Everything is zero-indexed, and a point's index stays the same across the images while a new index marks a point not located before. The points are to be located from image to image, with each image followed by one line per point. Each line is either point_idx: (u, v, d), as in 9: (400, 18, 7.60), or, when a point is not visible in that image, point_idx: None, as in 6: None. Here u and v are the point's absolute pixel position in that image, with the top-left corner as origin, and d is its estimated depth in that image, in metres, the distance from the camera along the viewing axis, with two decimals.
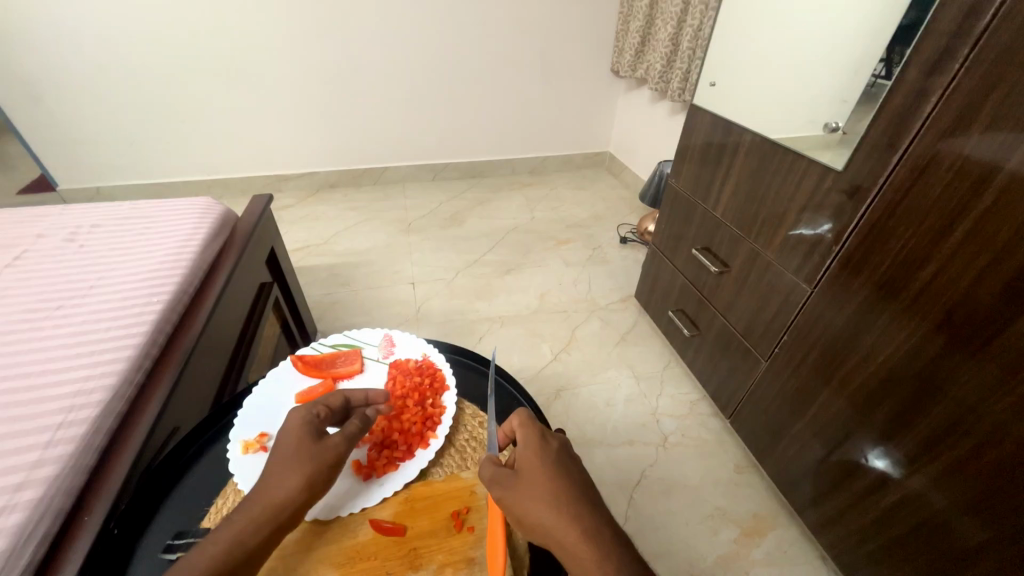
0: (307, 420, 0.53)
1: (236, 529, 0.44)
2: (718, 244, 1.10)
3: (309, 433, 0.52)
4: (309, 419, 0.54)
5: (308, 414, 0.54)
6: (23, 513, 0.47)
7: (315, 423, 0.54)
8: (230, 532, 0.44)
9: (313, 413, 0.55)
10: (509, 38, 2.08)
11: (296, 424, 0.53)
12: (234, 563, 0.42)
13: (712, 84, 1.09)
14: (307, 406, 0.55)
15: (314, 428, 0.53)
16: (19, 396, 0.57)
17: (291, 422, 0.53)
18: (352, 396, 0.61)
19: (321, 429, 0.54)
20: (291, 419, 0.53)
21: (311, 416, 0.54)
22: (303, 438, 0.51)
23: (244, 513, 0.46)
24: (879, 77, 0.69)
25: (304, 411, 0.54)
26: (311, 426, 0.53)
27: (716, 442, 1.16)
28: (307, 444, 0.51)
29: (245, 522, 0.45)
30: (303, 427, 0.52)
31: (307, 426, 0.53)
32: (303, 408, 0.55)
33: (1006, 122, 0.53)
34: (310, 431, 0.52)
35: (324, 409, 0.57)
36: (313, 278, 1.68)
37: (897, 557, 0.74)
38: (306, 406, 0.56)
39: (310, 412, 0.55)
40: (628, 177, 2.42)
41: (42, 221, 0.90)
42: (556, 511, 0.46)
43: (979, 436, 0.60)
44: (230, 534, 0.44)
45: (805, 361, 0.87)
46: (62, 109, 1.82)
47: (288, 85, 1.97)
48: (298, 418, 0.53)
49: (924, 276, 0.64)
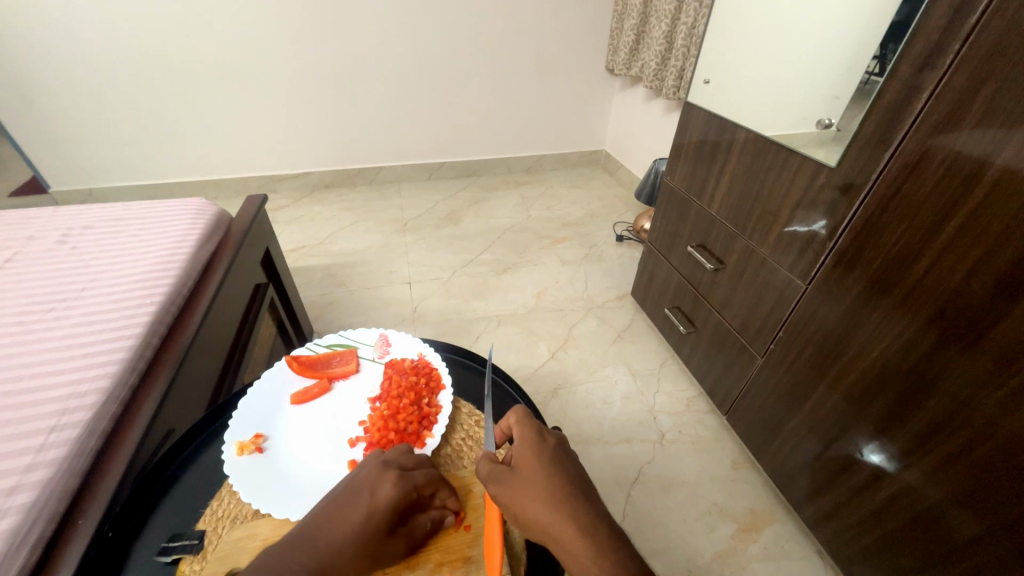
0: (394, 510, 0.47)
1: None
2: (713, 241, 1.10)
3: (387, 526, 0.47)
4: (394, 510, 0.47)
5: (399, 498, 0.48)
6: (16, 517, 0.47)
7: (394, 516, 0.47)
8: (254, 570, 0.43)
9: (404, 499, 0.49)
10: (504, 37, 2.07)
11: (383, 508, 0.47)
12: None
13: (706, 82, 1.09)
14: (402, 486, 0.49)
15: (391, 521, 0.47)
16: (13, 398, 0.56)
17: (378, 499, 0.48)
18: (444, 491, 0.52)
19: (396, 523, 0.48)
20: (379, 497, 0.48)
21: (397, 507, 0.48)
22: (378, 530, 0.46)
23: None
24: (872, 73, 0.69)
25: (397, 491, 0.49)
26: (391, 517, 0.47)
27: (713, 438, 1.17)
28: (373, 538, 0.45)
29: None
30: (385, 516, 0.47)
31: (390, 515, 0.47)
32: (397, 486, 0.49)
33: (997, 117, 0.54)
34: (388, 523, 0.47)
35: (412, 493, 0.50)
36: (309, 279, 1.68)
37: (892, 551, 0.75)
38: (402, 484, 0.49)
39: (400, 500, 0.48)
40: (624, 175, 2.43)
41: (35, 223, 0.89)
42: (555, 508, 0.46)
43: (972, 429, 0.60)
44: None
45: (800, 357, 0.87)
46: (53, 110, 1.80)
47: (283, 85, 1.97)
48: (385, 505, 0.47)
49: (917, 271, 0.65)
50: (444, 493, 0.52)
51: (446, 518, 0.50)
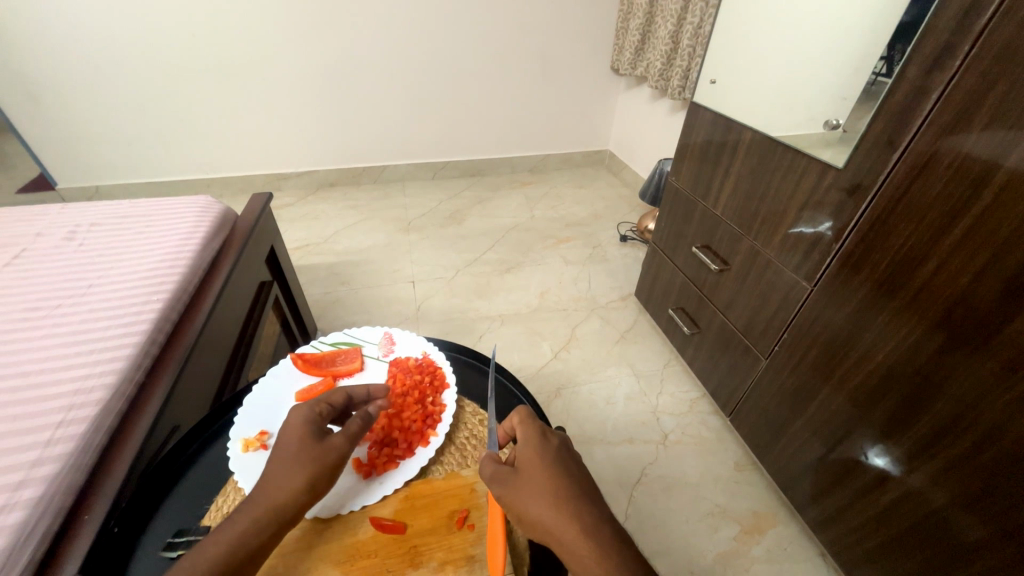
0: (310, 420, 0.53)
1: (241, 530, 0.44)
2: (718, 242, 1.09)
3: (311, 436, 0.52)
4: (311, 417, 0.53)
5: (310, 413, 0.54)
6: (23, 512, 0.47)
7: (316, 421, 0.53)
8: (235, 529, 0.44)
9: (315, 412, 0.54)
10: (509, 36, 2.07)
11: (299, 422, 0.52)
12: (236, 564, 0.42)
13: (712, 82, 1.08)
14: (307, 404, 0.55)
15: (315, 427, 0.53)
16: (19, 394, 0.57)
17: (292, 423, 0.52)
18: (354, 392, 0.59)
19: (322, 427, 0.53)
20: (290, 421, 0.53)
21: (313, 414, 0.54)
22: (306, 442, 0.51)
23: (246, 514, 0.45)
24: (880, 74, 0.69)
25: (304, 410, 0.54)
26: (312, 423, 0.53)
27: (716, 439, 1.16)
28: (308, 446, 0.50)
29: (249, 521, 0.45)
30: (306, 424, 0.52)
31: (308, 427, 0.52)
32: (305, 408, 0.54)
33: (1006, 119, 0.53)
34: (313, 433, 0.52)
35: (325, 404, 0.56)
36: (313, 277, 1.68)
37: (897, 555, 0.75)
38: (307, 404, 0.55)
39: (312, 410, 0.54)
40: (628, 176, 2.42)
41: (42, 221, 0.89)
42: (556, 509, 0.46)
43: (979, 433, 0.60)
44: (234, 532, 0.44)
45: (805, 359, 0.87)
46: (61, 108, 1.81)
47: (288, 83, 1.97)
48: (299, 417, 0.53)
49: (924, 273, 0.64)
50: (358, 395, 0.59)
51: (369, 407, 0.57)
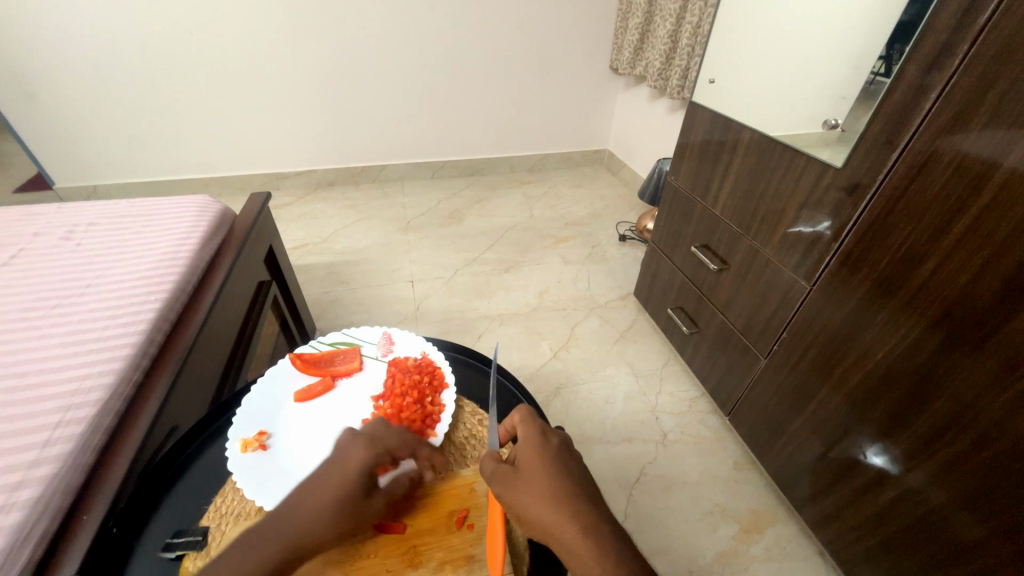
0: (368, 472, 0.48)
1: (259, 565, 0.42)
2: (717, 241, 1.09)
3: (363, 489, 0.48)
4: (370, 469, 0.49)
5: (371, 462, 0.49)
6: (22, 512, 0.47)
7: (372, 475, 0.49)
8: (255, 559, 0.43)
9: (377, 462, 0.50)
10: (507, 35, 2.07)
11: (356, 472, 0.48)
12: None
13: (711, 81, 1.08)
14: (375, 449, 0.50)
15: (369, 481, 0.48)
16: (18, 394, 0.56)
17: (350, 467, 0.48)
18: (420, 450, 0.55)
19: (374, 481, 0.49)
20: (352, 464, 0.49)
21: (373, 466, 0.49)
22: (357, 493, 0.47)
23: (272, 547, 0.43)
24: (879, 74, 0.69)
25: (369, 457, 0.49)
26: (366, 478, 0.48)
27: (715, 438, 1.17)
28: (354, 501, 0.47)
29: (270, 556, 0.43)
30: (360, 478, 0.48)
31: (365, 479, 0.48)
32: (369, 451, 0.50)
33: (1004, 120, 0.53)
34: (363, 486, 0.48)
35: (387, 454, 0.51)
36: (311, 276, 1.68)
37: (895, 553, 0.75)
38: (375, 447, 0.50)
39: (375, 461, 0.49)
40: (627, 175, 2.43)
41: (39, 220, 0.89)
42: (556, 508, 0.46)
43: (978, 432, 0.60)
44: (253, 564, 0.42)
45: (804, 358, 0.87)
46: (57, 107, 1.80)
47: (286, 83, 1.97)
48: (360, 465, 0.49)
49: (923, 272, 0.64)
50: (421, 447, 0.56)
51: (425, 474, 0.54)
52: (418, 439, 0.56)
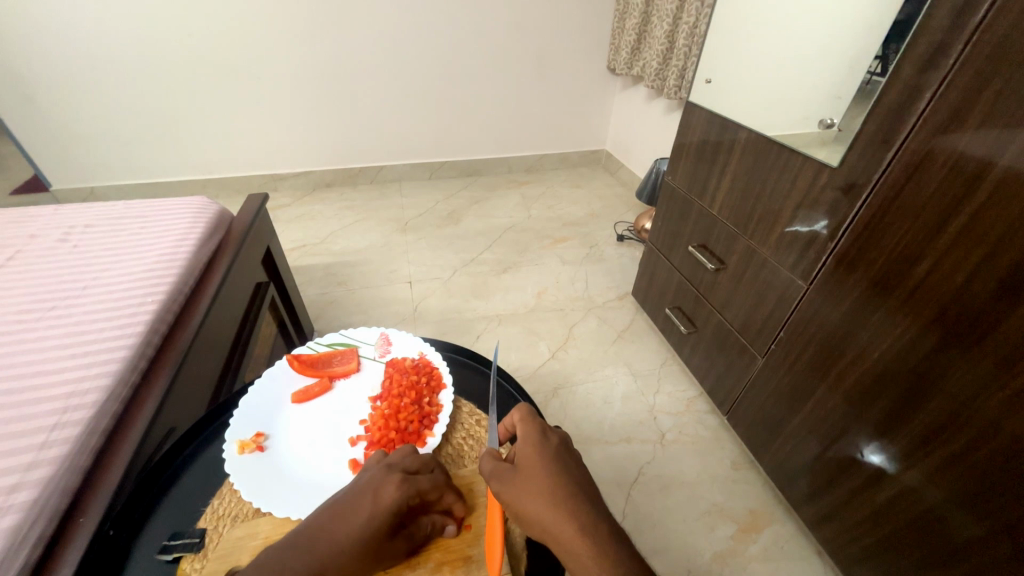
0: (399, 512, 0.46)
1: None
2: (714, 241, 1.10)
3: (388, 526, 0.45)
4: (398, 510, 0.46)
5: (403, 502, 0.47)
6: (18, 514, 0.47)
7: (398, 518, 0.46)
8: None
9: (407, 502, 0.47)
10: (505, 35, 2.07)
11: (387, 510, 0.46)
12: None
13: (708, 82, 1.08)
14: (408, 489, 0.48)
15: (394, 522, 0.46)
16: (14, 396, 0.56)
17: (382, 502, 0.46)
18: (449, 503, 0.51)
19: (400, 522, 0.47)
20: (383, 500, 0.47)
21: (401, 509, 0.47)
22: (381, 530, 0.45)
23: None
24: (874, 74, 0.69)
25: (401, 495, 0.47)
26: (393, 520, 0.46)
27: (713, 438, 1.17)
28: (376, 540, 0.44)
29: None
30: (388, 517, 0.45)
31: (393, 517, 0.46)
32: (402, 488, 0.48)
33: (999, 119, 0.54)
34: (390, 525, 0.46)
35: (416, 496, 0.49)
36: (309, 278, 1.68)
37: (892, 551, 0.75)
38: (407, 486, 0.48)
39: (404, 503, 0.47)
40: (625, 175, 2.43)
41: (35, 222, 0.89)
42: (555, 507, 0.46)
43: (974, 431, 0.60)
44: None
45: (800, 357, 0.87)
46: (54, 109, 1.80)
47: (284, 84, 1.97)
48: (390, 504, 0.46)
49: (920, 271, 0.64)
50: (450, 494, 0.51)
51: (448, 527, 0.49)
52: (449, 486, 0.52)
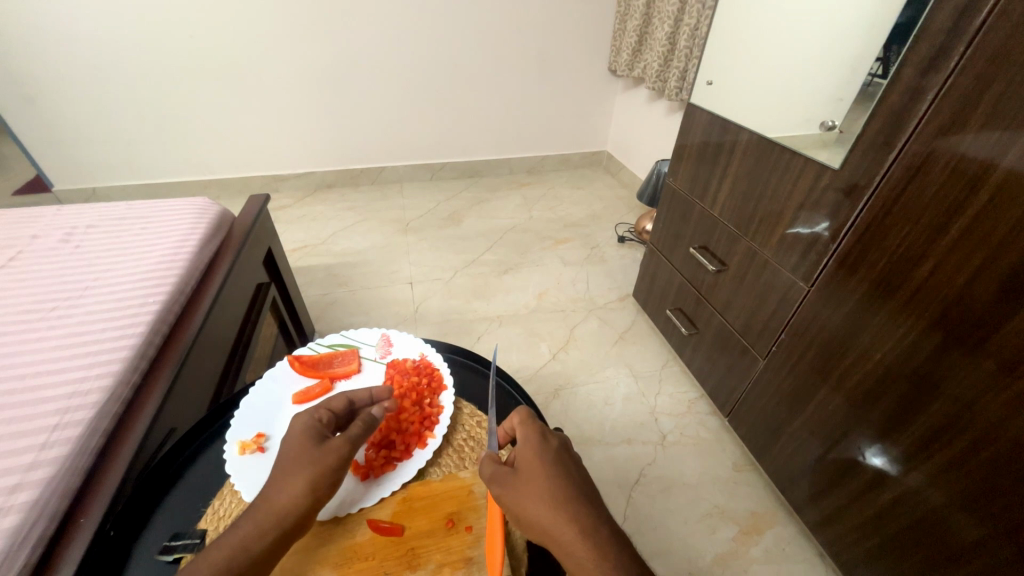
0: (311, 427, 0.52)
1: (243, 536, 0.44)
2: (715, 242, 1.10)
3: (311, 439, 0.51)
4: (311, 423, 0.53)
5: (310, 420, 0.53)
6: (19, 514, 0.47)
7: (318, 427, 0.52)
8: (236, 537, 0.44)
9: (316, 418, 0.54)
10: (507, 36, 2.08)
11: (299, 429, 0.52)
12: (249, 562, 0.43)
13: (709, 83, 1.09)
14: (310, 409, 0.54)
15: (316, 432, 0.52)
16: (16, 396, 0.56)
17: (292, 430, 0.52)
18: (356, 397, 0.58)
19: (324, 432, 0.52)
20: (294, 427, 0.52)
21: (313, 420, 0.53)
22: (305, 444, 0.50)
23: (249, 519, 0.45)
24: (876, 76, 0.69)
25: (305, 417, 0.53)
26: (313, 429, 0.52)
27: (714, 440, 1.16)
28: (308, 449, 0.50)
29: (250, 526, 0.44)
30: (306, 432, 0.51)
31: (310, 431, 0.52)
32: (306, 414, 0.54)
33: (1000, 122, 0.54)
34: (313, 439, 0.51)
35: (326, 411, 0.55)
36: (311, 278, 1.68)
37: (895, 554, 0.74)
38: (310, 409, 0.55)
39: (312, 416, 0.54)
40: (626, 176, 2.43)
41: (38, 222, 0.89)
42: (555, 509, 0.46)
43: (976, 433, 0.60)
44: (235, 539, 0.44)
45: (803, 359, 0.87)
46: (56, 109, 1.80)
47: (286, 85, 1.97)
48: (299, 424, 0.53)
49: (922, 273, 0.64)
50: (359, 399, 0.58)
51: (374, 410, 0.56)
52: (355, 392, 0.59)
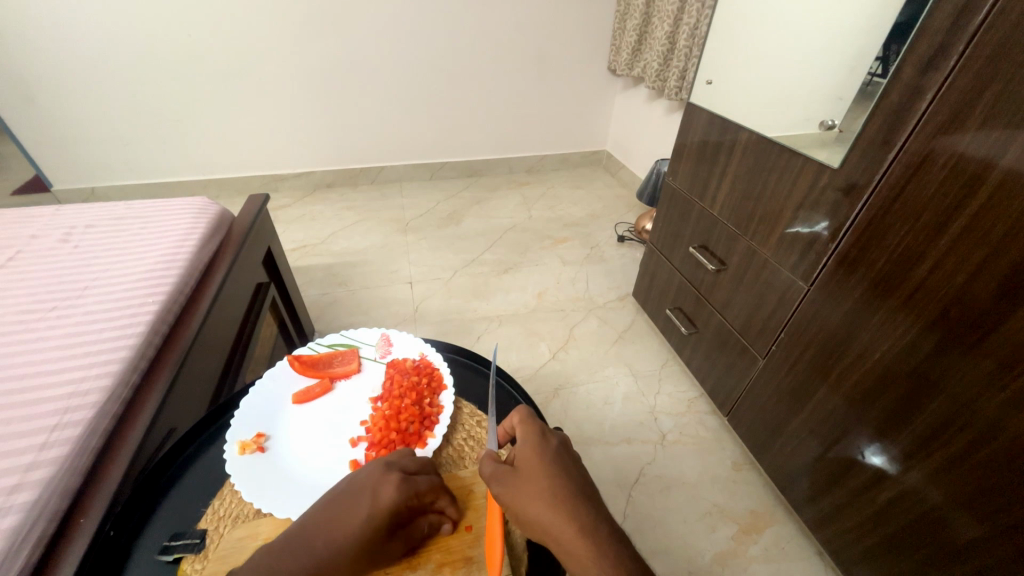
0: (395, 514, 0.46)
1: None
2: (714, 242, 1.10)
3: (385, 529, 0.45)
4: (396, 512, 0.46)
5: (401, 503, 0.47)
6: (18, 515, 0.47)
7: (397, 519, 0.46)
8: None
9: (405, 503, 0.47)
10: (507, 35, 2.07)
11: (385, 513, 0.46)
12: None
13: (709, 83, 1.09)
14: (405, 490, 0.48)
15: (392, 522, 0.46)
16: (16, 397, 0.56)
17: (378, 503, 0.46)
18: (440, 500, 0.51)
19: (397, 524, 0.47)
20: (381, 501, 0.46)
21: (399, 510, 0.47)
22: (379, 533, 0.45)
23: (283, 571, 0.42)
24: (875, 75, 0.69)
25: (398, 496, 0.47)
26: (392, 521, 0.46)
27: (713, 439, 1.17)
28: (375, 542, 0.45)
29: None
30: (387, 519, 0.46)
31: (391, 520, 0.46)
32: (400, 489, 0.48)
33: (999, 120, 0.54)
34: (388, 528, 0.46)
35: (415, 498, 0.49)
36: (310, 278, 1.68)
37: (894, 553, 0.75)
38: (405, 488, 0.48)
39: (403, 503, 0.47)
40: (625, 176, 2.43)
41: (38, 222, 0.89)
42: (555, 509, 0.46)
43: (975, 432, 0.60)
44: None
45: (801, 358, 0.87)
46: (54, 108, 1.80)
47: (286, 85, 1.97)
48: (386, 505, 0.46)
49: (920, 272, 0.64)
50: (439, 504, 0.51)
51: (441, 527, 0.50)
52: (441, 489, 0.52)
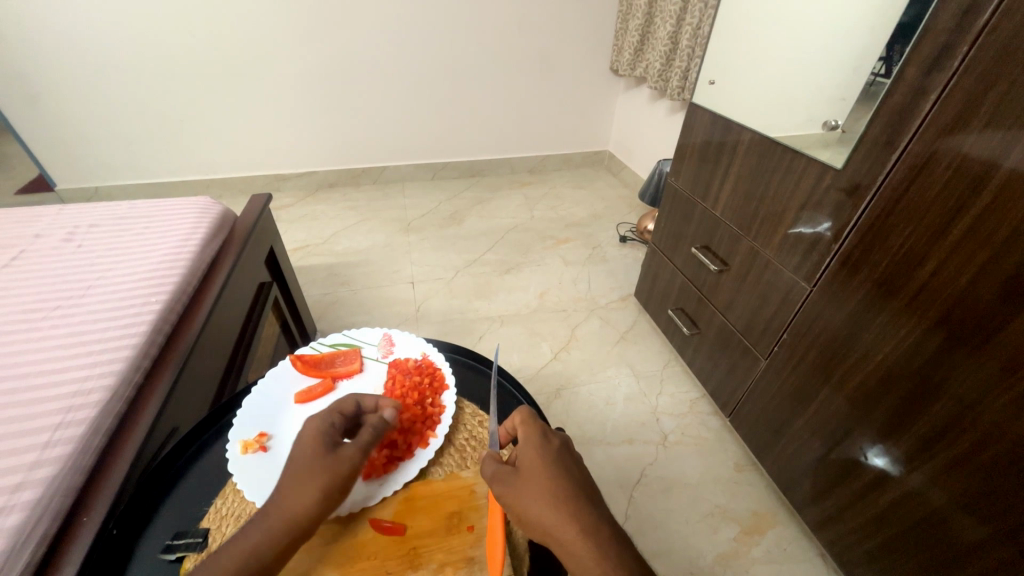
0: (323, 432, 0.52)
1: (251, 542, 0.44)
2: (717, 242, 1.10)
3: (321, 444, 0.51)
4: (323, 429, 0.52)
5: (324, 425, 0.53)
6: (21, 514, 0.47)
7: (330, 432, 0.52)
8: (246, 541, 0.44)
9: (328, 423, 0.53)
10: (509, 36, 2.08)
11: (310, 436, 0.52)
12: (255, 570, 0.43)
13: (711, 83, 1.08)
14: (322, 415, 0.54)
15: (328, 437, 0.52)
16: (19, 396, 0.57)
17: (304, 435, 0.52)
18: (364, 401, 0.58)
19: (336, 437, 0.52)
20: (306, 431, 0.52)
21: (325, 425, 0.53)
22: (317, 450, 0.50)
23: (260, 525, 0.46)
24: (879, 75, 0.69)
25: (317, 423, 0.53)
26: (325, 435, 0.52)
27: (715, 439, 1.17)
28: (321, 455, 0.50)
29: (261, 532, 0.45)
30: (319, 438, 0.51)
31: (321, 437, 0.51)
32: (319, 418, 0.54)
33: (1005, 120, 0.53)
34: (324, 443, 0.51)
35: (338, 415, 0.55)
36: (312, 278, 1.68)
37: (896, 555, 0.74)
38: (323, 414, 0.55)
39: (325, 421, 0.53)
40: (627, 176, 2.43)
41: (41, 222, 0.89)
42: (556, 509, 0.46)
43: (978, 434, 0.60)
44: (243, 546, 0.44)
45: (804, 359, 0.87)
46: (58, 109, 1.81)
47: (288, 85, 1.97)
48: (311, 429, 0.52)
49: (923, 273, 0.64)
50: (368, 403, 0.58)
51: (384, 415, 0.55)
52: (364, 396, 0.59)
